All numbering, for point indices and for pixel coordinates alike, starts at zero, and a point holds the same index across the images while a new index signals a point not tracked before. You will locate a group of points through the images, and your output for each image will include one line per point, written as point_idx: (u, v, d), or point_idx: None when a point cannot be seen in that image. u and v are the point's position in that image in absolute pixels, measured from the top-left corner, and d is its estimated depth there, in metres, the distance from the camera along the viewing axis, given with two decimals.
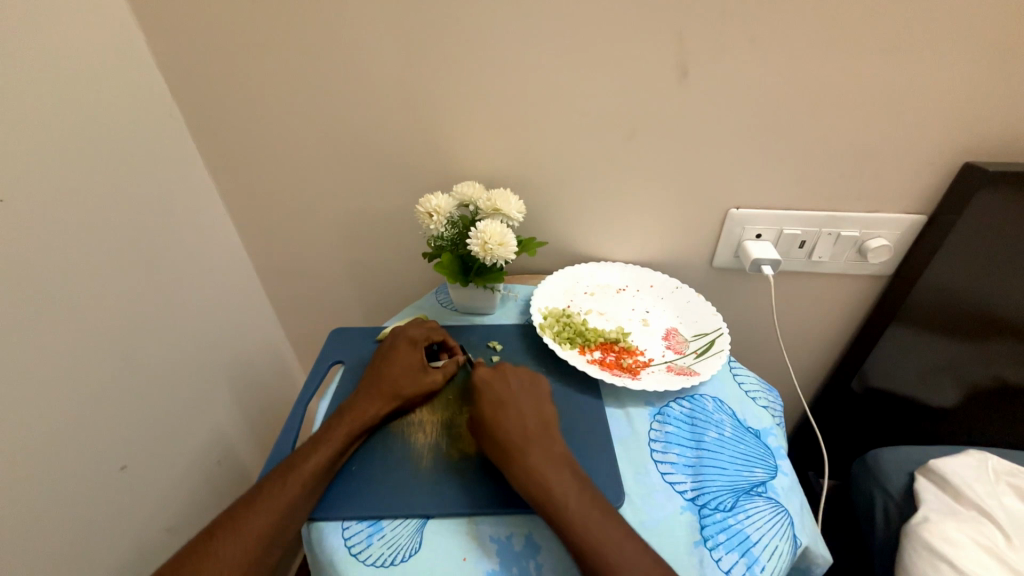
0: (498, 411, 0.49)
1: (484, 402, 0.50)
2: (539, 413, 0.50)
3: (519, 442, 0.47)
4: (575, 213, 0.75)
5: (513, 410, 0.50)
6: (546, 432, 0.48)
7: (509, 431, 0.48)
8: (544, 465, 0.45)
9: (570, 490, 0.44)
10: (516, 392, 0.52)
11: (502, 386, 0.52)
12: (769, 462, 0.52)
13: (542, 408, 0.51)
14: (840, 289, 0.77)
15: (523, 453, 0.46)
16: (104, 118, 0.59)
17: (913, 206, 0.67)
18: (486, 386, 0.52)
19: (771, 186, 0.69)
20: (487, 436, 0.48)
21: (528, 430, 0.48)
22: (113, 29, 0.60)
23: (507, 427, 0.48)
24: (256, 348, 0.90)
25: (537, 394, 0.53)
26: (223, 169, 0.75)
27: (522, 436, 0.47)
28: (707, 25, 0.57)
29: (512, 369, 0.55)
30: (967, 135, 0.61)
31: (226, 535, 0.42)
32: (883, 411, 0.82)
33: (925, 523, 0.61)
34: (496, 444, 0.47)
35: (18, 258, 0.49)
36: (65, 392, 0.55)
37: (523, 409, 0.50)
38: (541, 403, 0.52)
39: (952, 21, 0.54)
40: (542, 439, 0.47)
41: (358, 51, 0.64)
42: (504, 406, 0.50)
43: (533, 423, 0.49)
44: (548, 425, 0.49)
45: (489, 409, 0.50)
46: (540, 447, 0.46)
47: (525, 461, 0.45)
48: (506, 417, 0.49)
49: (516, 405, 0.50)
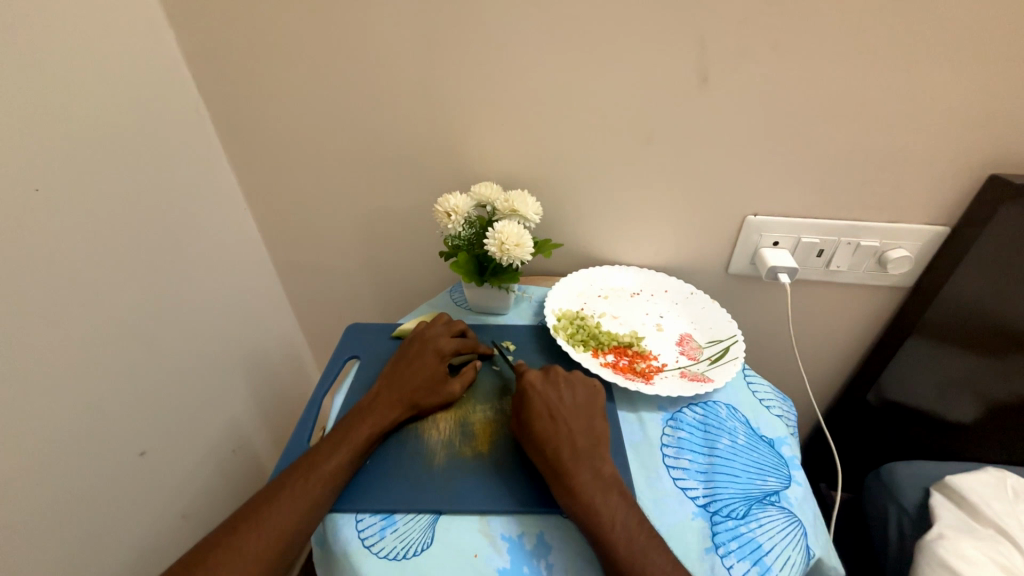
0: (549, 426, 0.49)
1: (527, 404, 0.51)
2: (583, 420, 0.51)
3: (570, 461, 0.46)
4: (591, 217, 0.75)
5: (565, 425, 0.49)
6: (596, 450, 0.48)
7: (560, 448, 0.47)
8: (593, 486, 0.45)
9: (606, 498, 0.44)
10: (567, 406, 0.52)
11: (545, 389, 0.53)
12: (782, 471, 0.51)
13: (594, 425, 0.51)
14: (858, 299, 0.77)
15: (573, 473, 0.46)
16: (131, 113, 0.61)
17: (935, 218, 0.66)
18: (529, 387, 0.53)
19: (790, 194, 0.68)
20: (529, 439, 0.49)
21: (579, 447, 0.48)
22: (146, 28, 0.62)
23: (558, 444, 0.48)
24: (272, 341, 0.91)
25: (588, 407, 0.52)
26: (246, 165, 0.77)
27: (573, 455, 0.47)
28: (728, 31, 0.57)
29: (564, 377, 0.55)
30: (994, 147, 0.60)
31: (248, 531, 0.43)
32: (899, 425, 0.81)
33: (941, 540, 0.60)
34: (540, 447, 0.48)
35: (45, 246, 0.51)
36: (90, 376, 0.56)
37: (573, 426, 0.50)
38: (592, 418, 0.51)
39: (979, 30, 0.53)
40: (584, 447, 0.48)
41: (379, 51, 0.65)
42: (556, 420, 0.50)
43: (584, 441, 0.49)
44: (591, 432, 0.50)
45: (541, 422, 0.49)
46: (589, 467, 0.46)
47: (573, 480, 0.45)
48: (559, 433, 0.48)
49: (567, 420, 0.50)
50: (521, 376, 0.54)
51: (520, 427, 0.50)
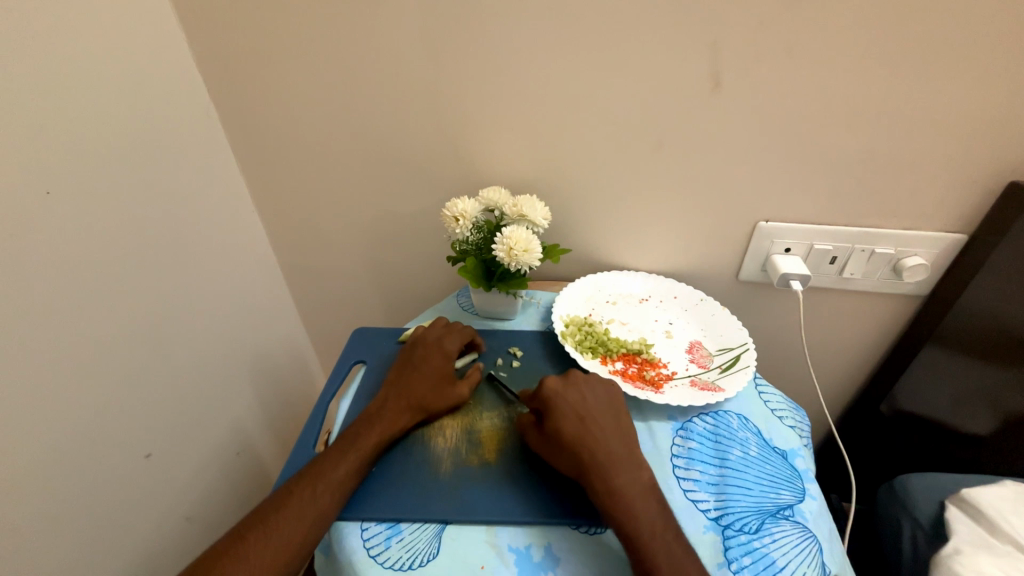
0: (581, 428, 0.48)
1: (554, 408, 0.49)
2: (611, 421, 0.49)
3: (605, 463, 0.46)
4: (599, 222, 0.75)
5: (596, 428, 0.48)
6: (630, 455, 0.47)
7: (594, 450, 0.46)
8: (630, 489, 0.44)
9: (643, 505, 0.43)
10: (596, 408, 0.50)
11: (571, 390, 0.51)
12: (796, 484, 0.50)
13: (623, 426, 0.49)
14: (871, 307, 0.75)
15: (610, 476, 0.45)
16: (140, 115, 0.61)
17: (951, 225, 0.65)
18: (554, 390, 0.50)
19: (802, 200, 0.67)
20: (560, 443, 0.48)
21: (612, 450, 0.47)
22: (157, 31, 0.63)
23: (592, 446, 0.47)
24: (278, 344, 0.91)
25: (614, 407, 0.51)
26: (254, 169, 0.77)
27: (607, 458, 0.46)
28: (740, 36, 0.57)
29: (592, 378, 0.53)
30: (1012, 154, 0.59)
31: (257, 540, 0.42)
32: (912, 436, 0.79)
33: (957, 556, 0.59)
34: (571, 449, 0.47)
35: (53, 249, 0.51)
36: (97, 378, 0.56)
37: (605, 427, 0.48)
38: (622, 419, 0.50)
39: (998, 35, 0.52)
40: (617, 450, 0.47)
41: (387, 55, 0.65)
42: (588, 423, 0.48)
43: (617, 444, 0.48)
44: (622, 434, 0.49)
45: (572, 426, 0.48)
46: (625, 471, 0.45)
47: (610, 483, 0.44)
48: (591, 436, 0.47)
49: (598, 422, 0.49)
50: (542, 384, 0.51)
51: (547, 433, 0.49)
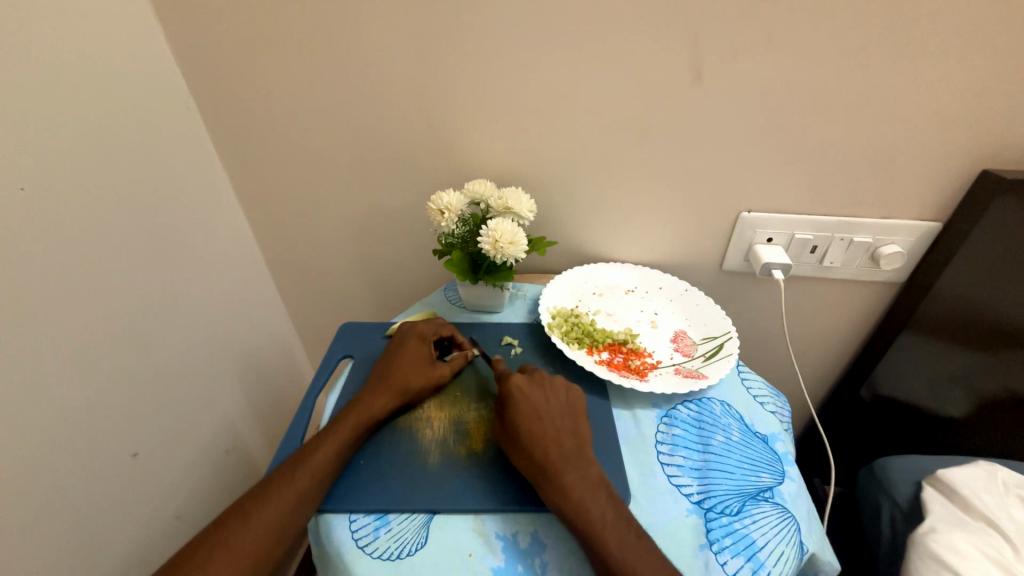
0: (538, 427, 0.48)
1: (513, 406, 0.50)
2: (567, 420, 0.50)
3: (557, 461, 0.46)
4: (585, 214, 0.75)
5: (551, 427, 0.49)
6: (581, 452, 0.48)
7: (548, 450, 0.47)
8: (580, 485, 0.45)
9: (595, 499, 0.44)
10: (552, 408, 0.51)
11: (530, 390, 0.51)
12: (776, 467, 0.52)
13: (578, 426, 0.50)
14: (851, 295, 0.77)
15: (562, 473, 0.45)
16: (119, 110, 0.60)
17: (927, 214, 0.67)
18: (517, 388, 0.51)
19: (784, 190, 0.68)
20: (514, 441, 0.48)
21: (565, 449, 0.47)
22: (132, 23, 0.61)
23: (546, 444, 0.47)
24: (265, 341, 0.90)
25: (572, 409, 0.52)
26: (237, 164, 0.76)
27: (560, 454, 0.47)
28: (723, 27, 0.57)
29: (547, 379, 0.54)
30: (985, 143, 0.60)
31: (237, 525, 0.44)
32: (891, 419, 0.82)
33: (932, 534, 0.61)
34: (523, 449, 0.48)
35: (31, 246, 0.50)
36: (80, 377, 0.56)
37: (559, 427, 0.49)
38: (575, 422, 0.51)
39: (972, 25, 0.53)
40: (569, 448, 0.48)
41: (370, 47, 0.64)
42: (543, 423, 0.49)
43: (570, 442, 0.48)
44: (575, 433, 0.49)
45: (528, 425, 0.48)
46: (577, 469, 0.46)
47: (562, 480, 0.45)
48: (546, 436, 0.48)
49: (554, 422, 0.49)
50: (507, 379, 0.52)
51: (506, 430, 0.49)
